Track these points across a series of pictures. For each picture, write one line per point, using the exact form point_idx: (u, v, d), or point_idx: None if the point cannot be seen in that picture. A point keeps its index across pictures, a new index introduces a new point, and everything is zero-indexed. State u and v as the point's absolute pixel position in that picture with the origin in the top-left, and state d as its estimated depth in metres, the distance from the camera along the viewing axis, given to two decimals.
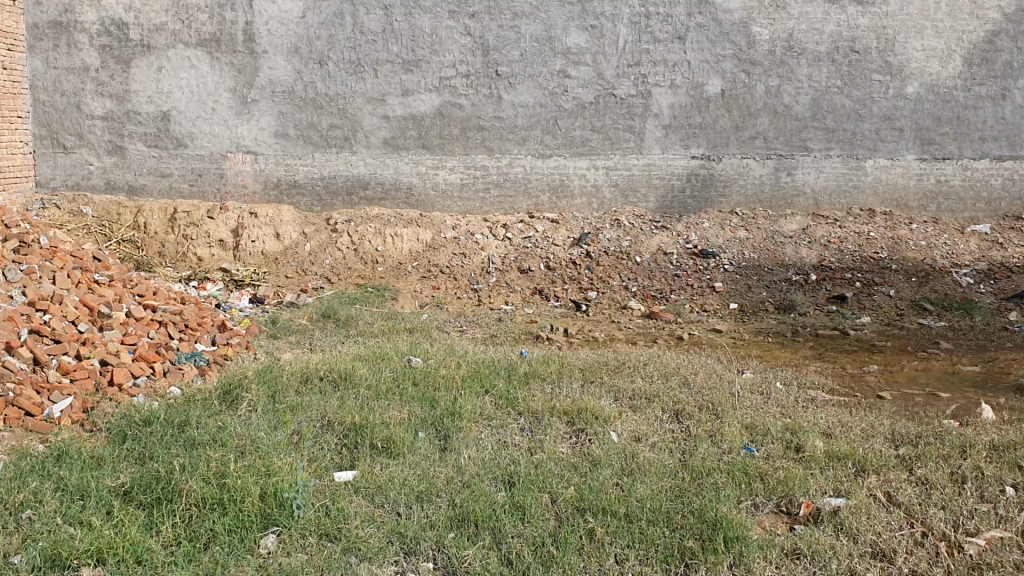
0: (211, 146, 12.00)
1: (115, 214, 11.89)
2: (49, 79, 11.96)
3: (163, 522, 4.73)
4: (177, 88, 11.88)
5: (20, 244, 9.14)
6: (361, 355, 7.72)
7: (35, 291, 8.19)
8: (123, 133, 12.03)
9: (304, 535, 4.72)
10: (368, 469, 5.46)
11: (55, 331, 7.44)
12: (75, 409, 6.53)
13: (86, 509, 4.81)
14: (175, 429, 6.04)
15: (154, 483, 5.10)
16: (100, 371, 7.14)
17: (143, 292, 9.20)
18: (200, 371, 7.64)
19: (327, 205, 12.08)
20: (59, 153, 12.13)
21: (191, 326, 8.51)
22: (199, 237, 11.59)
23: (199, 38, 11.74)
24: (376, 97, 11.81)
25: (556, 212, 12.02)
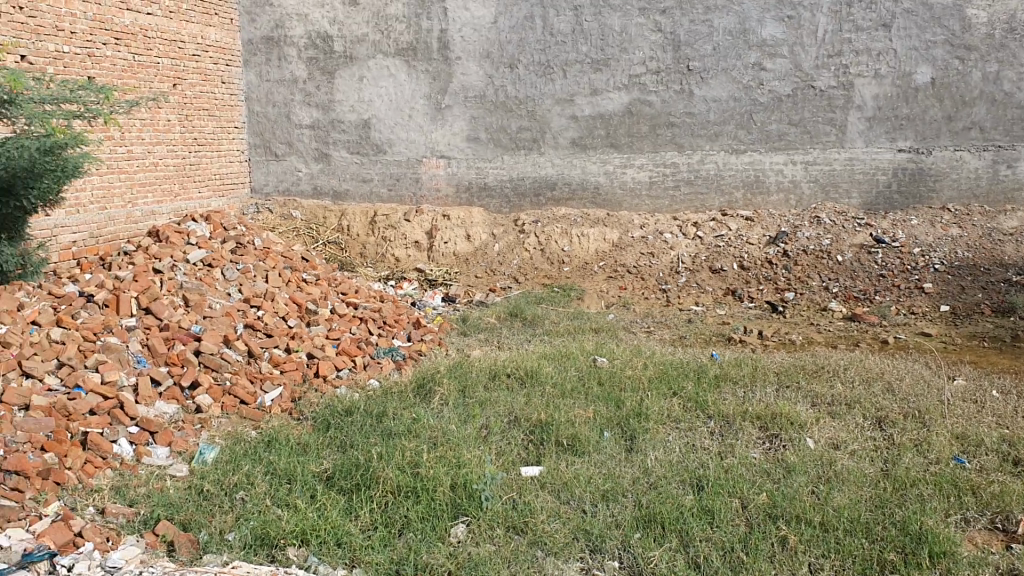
0: (408, 151, 12.49)
1: (321, 218, 12.64)
2: (261, 91, 12.76)
3: (361, 508, 4.96)
4: (377, 96, 12.45)
5: (237, 246, 9.86)
6: (549, 353, 7.81)
7: (250, 289, 8.80)
8: (328, 141, 12.73)
9: (491, 526, 4.80)
10: (554, 465, 5.50)
11: (267, 326, 7.98)
12: (284, 398, 6.96)
13: (293, 492, 5.13)
14: (374, 419, 6.33)
15: (353, 470, 5.36)
16: (306, 363, 7.59)
17: (345, 291, 9.69)
18: (397, 365, 7.97)
19: (516, 206, 12.29)
20: (271, 161, 12.97)
21: (389, 323, 8.89)
22: (397, 239, 12.14)
23: (398, 47, 12.24)
24: (565, 97, 11.87)
25: (751, 210, 11.67)
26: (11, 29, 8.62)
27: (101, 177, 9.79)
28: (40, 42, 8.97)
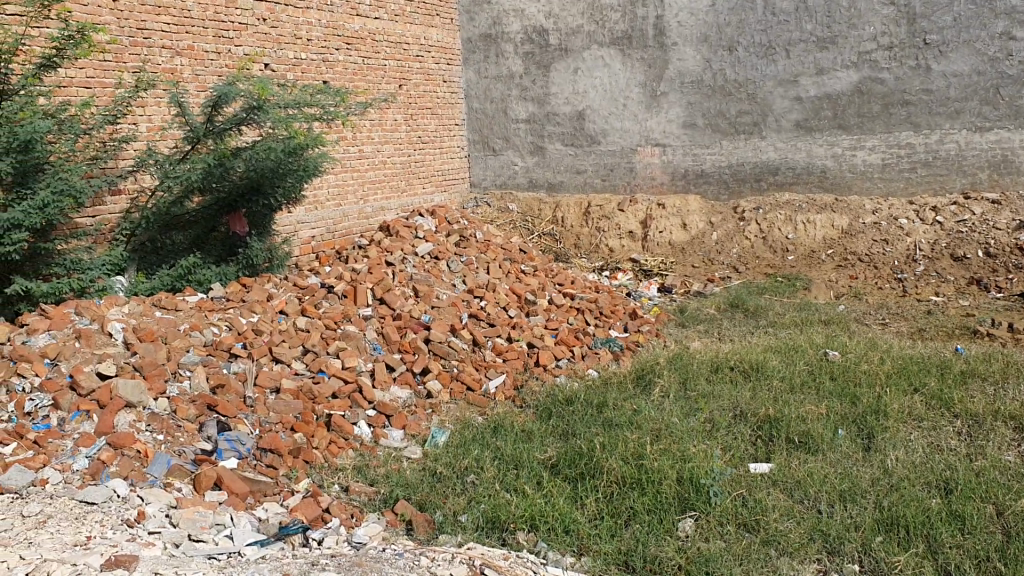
0: (623, 141, 12.43)
1: (537, 211, 12.88)
2: (480, 88, 13.14)
3: (587, 496, 5.00)
4: (592, 87, 12.47)
5: (461, 239, 10.21)
6: (775, 346, 7.55)
7: (473, 279, 9.08)
8: (544, 134, 12.92)
9: (722, 522, 4.68)
10: (784, 463, 5.29)
11: (489, 316, 8.21)
12: (507, 385, 7.13)
13: (520, 478, 5.24)
14: (594, 409, 6.36)
15: (577, 458, 5.40)
16: (527, 352, 7.74)
17: (562, 282, 9.79)
18: (615, 355, 7.97)
19: (735, 192, 11.90)
20: (489, 156, 13.32)
21: (606, 313, 8.90)
22: (611, 229, 12.14)
23: (613, 36, 12.21)
24: (788, 78, 11.32)
25: (999, 192, 10.58)
26: (256, 40, 9.36)
27: (336, 176, 10.40)
28: (281, 50, 9.67)
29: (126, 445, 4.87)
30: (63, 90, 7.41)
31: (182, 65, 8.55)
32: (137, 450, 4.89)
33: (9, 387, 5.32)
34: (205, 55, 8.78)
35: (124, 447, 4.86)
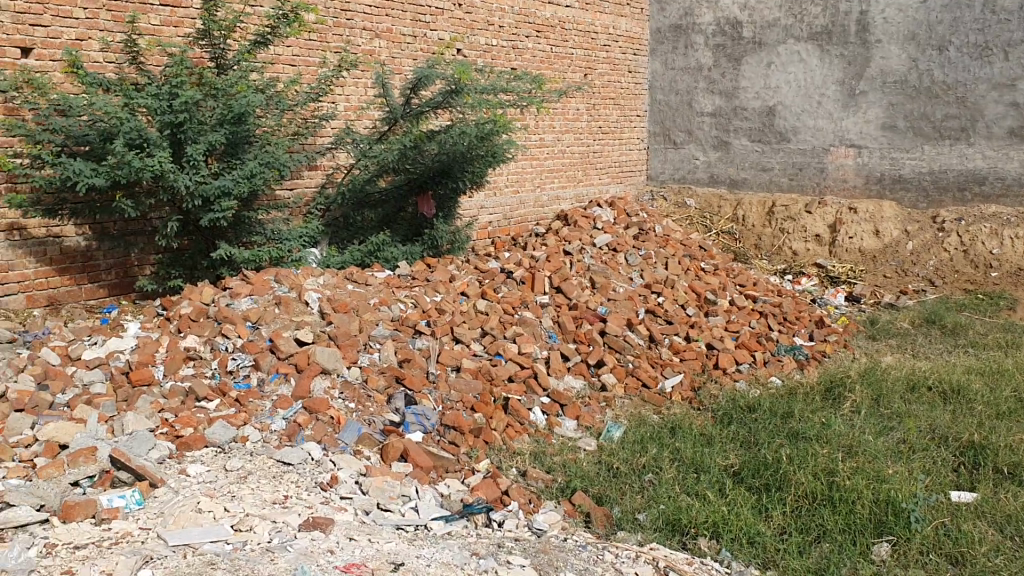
0: (814, 140, 11.91)
1: (716, 207, 12.51)
2: (666, 79, 12.94)
3: (774, 508, 4.79)
4: (785, 82, 12.01)
5: (640, 233, 10.07)
6: (978, 368, 7.03)
7: (652, 274, 8.91)
8: (729, 129, 12.56)
9: (923, 551, 4.39)
10: (992, 494, 4.90)
11: (667, 313, 8.05)
12: (684, 386, 6.95)
13: (701, 483, 5.08)
14: (778, 418, 6.10)
15: (762, 469, 5.19)
16: (706, 354, 7.53)
17: (744, 283, 9.49)
18: (799, 364, 7.65)
19: (935, 202, 11.17)
20: (670, 149, 13.10)
21: (789, 319, 8.57)
22: (796, 231, 11.65)
23: (811, 31, 11.73)
24: (1005, 82, 10.55)
25: None
26: (451, 24, 9.51)
27: (517, 163, 10.48)
28: (474, 36, 9.79)
29: (320, 410, 5.02)
30: (272, 67, 7.76)
31: (381, 47, 8.78)
32: (330, 416, 5.02)
33: (213, 346, 5.57)
34: (402, 38, 8.99)
35: (318, 412, 5.01)
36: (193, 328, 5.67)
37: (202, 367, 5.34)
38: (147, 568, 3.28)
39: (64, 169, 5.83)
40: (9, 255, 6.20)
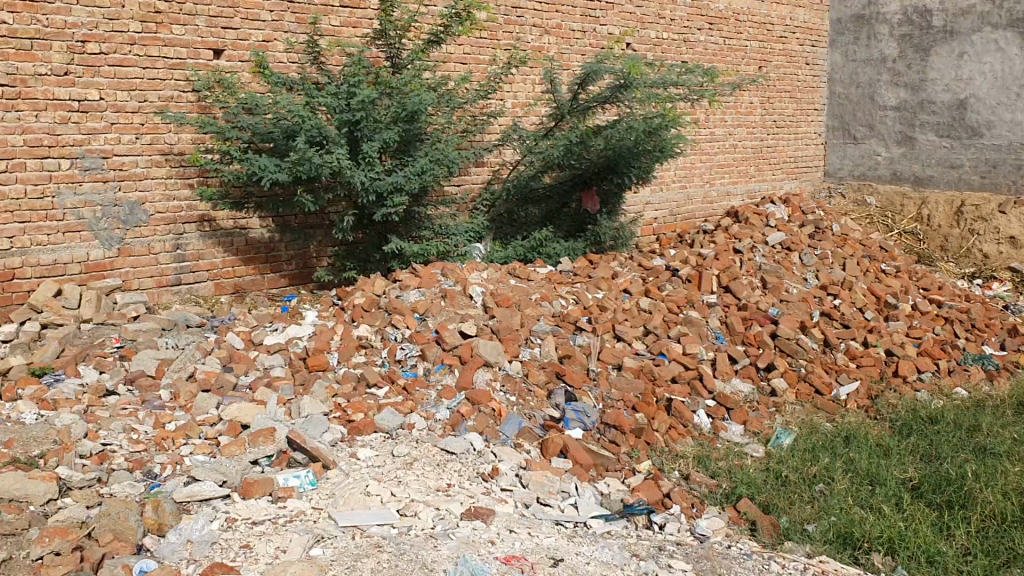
0: (1012, 135, 10.91)
1: (899, 205, 11.77)
2: (846, 72, 12.39)
3: (957, 527, 4.49)
4: (980, 73, 11.08)
5: (815, 231, 9.65)
6: None
7: (827, 275, 8.52)
8: (915, 123, 11.72)
9: None
10: None
11: (843, 316, 7.67)
12: (860, 394, 6.60)
13: (876, 495, 4.81)
14: (965, 432, 5.70)
15: (944, 484, 4.88)
16: (885, 361, 7.13)
17: (929, 287, 8.93)
18: (989, 375, 7.13)
19: None
20: (850, 144, 12.49)
21: (979, 327, 7.99)
22: (987, 232, 10.90)
23: (1011, 17, 10.79)
24: None
25: None
26: (622, 19, 9.42)
27: (685, 159, 10.30)
28: (645, 30, 9.66)
29: (482, 402, 5.06)
30: (444, 65, 7.94)
31: (550, 43, 8.81)
32: (492, 408, 5.05)
33: (383, 335, 5.74)
34: (572, 33, 9.00)
35: (481, 403, 5.05)
36: (365, 317, 5.87)
37: (372, 355, 5.51)
38: (318, 546, 3.39)
39: (250, 165, 6.14)
40: (200, 245, 6.59)
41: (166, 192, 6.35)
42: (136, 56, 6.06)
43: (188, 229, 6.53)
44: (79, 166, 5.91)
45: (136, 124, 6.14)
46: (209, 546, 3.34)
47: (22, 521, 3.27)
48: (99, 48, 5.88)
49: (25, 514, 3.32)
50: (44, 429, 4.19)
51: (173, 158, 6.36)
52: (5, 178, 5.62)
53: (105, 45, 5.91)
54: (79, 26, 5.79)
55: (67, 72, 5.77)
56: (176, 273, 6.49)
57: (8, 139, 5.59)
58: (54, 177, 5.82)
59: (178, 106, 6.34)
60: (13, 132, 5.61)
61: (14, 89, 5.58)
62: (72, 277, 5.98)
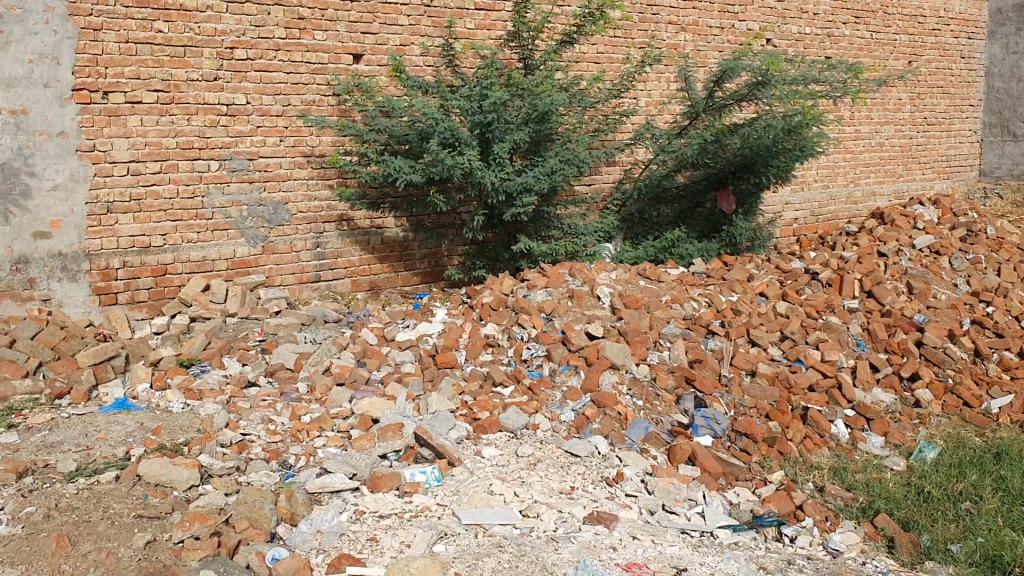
0: None
1: None
2: (1007, 65, 11.51)
3: None
4: None
5: (969, 234, 9.11)
6: None
7: (980, 281, 8.01)
8: None
9: None
10: None
11: (998, 325, 7.22)
12: (1015, 408, 6.20)
13: None
14: None
15: None
16: None
17: None
18: None
19: None
20: (1009, 142, 11.72)
21: None
22: None
23: None
24: None
25: None
26: (761, 14, 9.17)
27: (828, 158, 9.95)
28: (786, 24, 9.37)
29: (609, 405, 4.94)
30: (577, 65, 7.94)
31: (687, 40, 8.66)
32: (618, 411, 4.92)
33: (510, 335, 5.76)
34: (709, 30, 8.82)
35: (606, 406, 4.93)
36: (493, 317, 5.92)
37: (499, 354, 5.53)
38: (441, 543, 3.43)
39: (386, 166, 6.28)
40: (338, 244, 6.79)
41: (307, 192, 6.58)
42: (280, 61, 6.31)
43: (327, 228, 6.74)
44: (227, 168, 6.19)
45: (279, 127, 6.38)
46: (337, 538, 3.42)
47: (166, 505, 3.44)
48: (247, 54, 6.15)
49: (169, 499, 3.50)
50: (189, 418, 4.40)
51: (314, 159, 6.58)
52: (160, 178, 5.93)
53: (252, 52, 6.17)
54: (228, 34, 6.06)
55: (216, 78, 6.05)
56: (316, 270, 6.70)
57: (163, 142, 5.90)
58: (204, 178, 6.11)
59: (319, 110, 6.55)
60: (168, 135, 5.92)
61: (168, 95, 5.88)
62: (219, 272, 6.25)
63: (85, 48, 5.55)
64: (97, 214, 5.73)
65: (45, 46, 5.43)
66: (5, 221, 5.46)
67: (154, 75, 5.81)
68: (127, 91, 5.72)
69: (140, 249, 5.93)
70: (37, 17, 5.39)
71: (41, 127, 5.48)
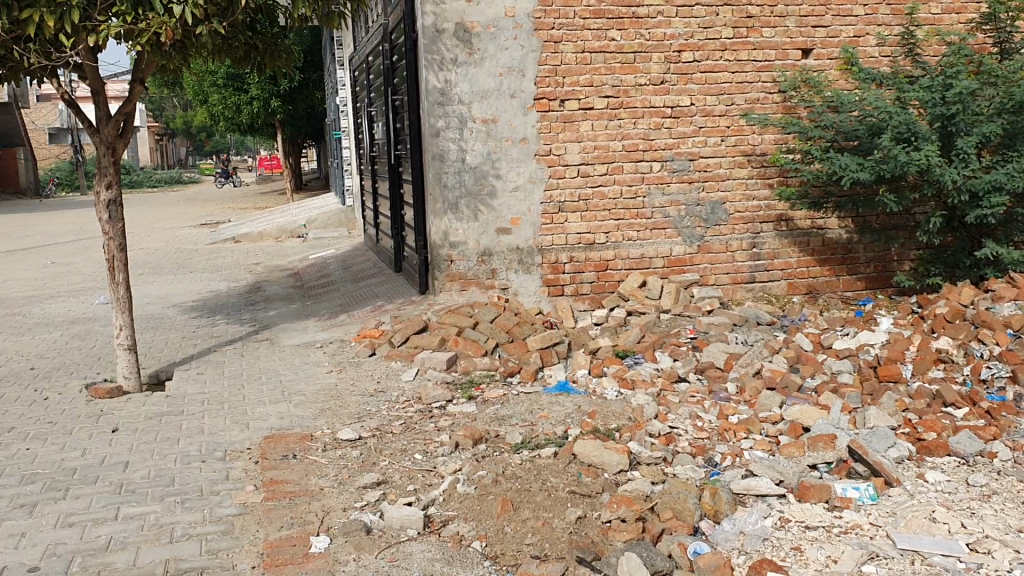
0: None
1: None
2: None
3: None
4: None
5: None
6: None
7: None
8: None
9: None
10: None
11: None
12: None
13: None
14: None
15: None
16: None
17: None
18: None
19: None
20: None
21: None
22: None
23: None
24: None
25: None
26: None
27: None
28: None
29: None
30: None
31: None
32: None
33: (967, 351, 5.06)
34: None
35: None
36: (948, 330, 5.29)
37: (953, 372, 4.89)
38: (871, 563, 3.14)
39: (830, 164, 5.91)
40: (776, 244, 6.64)
41: (746, 192, 6.51)
42: (726, 61, 6.31)
43: (765, 228, 6.61)
44: (669, 168, 6.35)
45: (722, 127, 6.39)
46: (760, 542, 3.28)
47: (597, 485, 3.62)
48: (693, 56, 6.25)
49: (600, 480, 3.68)
50: (622, 406, 4.59)
51: (756, 158, 6.49)
52: (606, 179, 6.27)
53: (699, 54, 6.26)
54: (677, 37, 6.21)
55: (663, 81, 6.24)
56: (752, 271, 6.63)
57: (610, 145, 6.23)
58: (647, 179, 6.33)
59: (763, 108, 6.44)
60: (615, 138, 6.24)
61: (617, 100, 6.19)
62: (656, 270, 6.45)
63: (546, 60, 6.05)
64: (550, 212, 6.23)
65: (513, 61, 6.01)
66: (476, 218, 6.16)
67: (606, 81, 6.15)
68: (581, 97, 6.14)
69: (585, 246, 6.33)
70: (508, 33, 5.98)
71: (507, 134, 6.08)
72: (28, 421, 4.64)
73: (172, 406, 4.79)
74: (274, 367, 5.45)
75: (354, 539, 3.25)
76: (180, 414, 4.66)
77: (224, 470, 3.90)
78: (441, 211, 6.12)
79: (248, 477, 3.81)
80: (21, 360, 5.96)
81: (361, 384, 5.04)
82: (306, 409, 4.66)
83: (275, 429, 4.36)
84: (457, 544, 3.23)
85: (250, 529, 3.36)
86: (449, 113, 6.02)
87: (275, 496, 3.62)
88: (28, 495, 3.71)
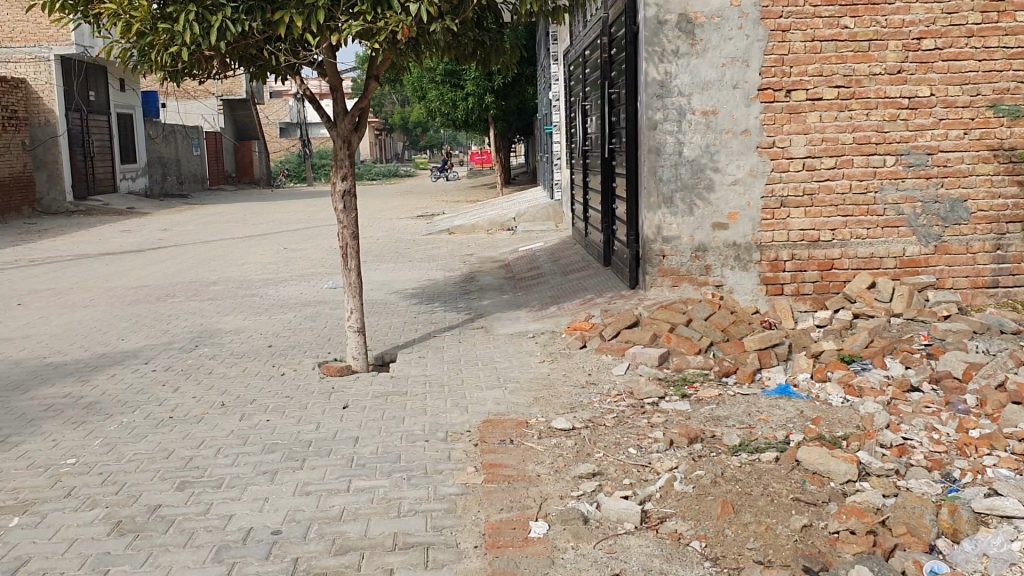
0: None
1: None
2: None
3: None
4: None
5: None
6: None
7: None
8: None
9: None
10: None
11: None
12: None
13: None
14: None
15: None
16: None
17: None
18: None
19: None
20: None
21: None
22: None
23: None
24: None
25: None
26: None
27: None
28: None
29: None
30: None
31: None
32: None
33: None
34: None
35: None
36: None
37: None
38: None
39: None
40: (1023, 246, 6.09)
41: (991, 189, 6.01)
42: (973, 48, 5.87)
43: (1011, 229, 6.08)
44: (904, 162, 5.98)
45: (965, 119, 5.94)
46: (1007, 567, 2.99)
47: (823, 494, 3.47)
48: (935, 43, 5.86)
49: (826, 489, 3.51)
50: (849, 413, 4.37)
51: (1003, 153, 5.98)
52: (834, 174, 6.00)
53: (942, 41, 5.86)
54: (917, 24, 5.85)
55: (900, 71, 5.89)
56: (995, 274, 6.11)
57: (839, 137, 5.95)
58: (879, 173, 6.00)
59: (1013, 99, 5.92)
60: (846, 130, 5.95)
61: (849, 90, 5.91)
62: (887, 271, 6.09)
63: (773, 49, 5.88)
64: (771, 207, 6.04)
65: (737, 51, 5.88)
66: (691, 213, 6.06)
67: (837, 71, 5.90)
68: (810, 88, 5.91)
69: (808, 243, 6.08)
70: (733, 23, 5.87)
71: (728, 126, 5.95)
72: (268, 394, 5.01)
73: (396, 387, 5.02)
74: (489, 354, 5.60)
75: (572, 527, 3.28)
76: (404, 395, 4.87)
77: (446, 450, 4.04)
78: (655, 205, 6.07)
79: (468, 459, 3.93)
80: (261, 337, 6.44)
81: (574, 375, 5.09)
82: (521, 396, 4.75)
83: (493, 414, 4.48)
84: (676, 541, 3.19)
85: (472, 509, 3.46)
86: (669, 106, 5.96)
87: (494, 480, 3.71)
88: (270, 462, 4.00)
